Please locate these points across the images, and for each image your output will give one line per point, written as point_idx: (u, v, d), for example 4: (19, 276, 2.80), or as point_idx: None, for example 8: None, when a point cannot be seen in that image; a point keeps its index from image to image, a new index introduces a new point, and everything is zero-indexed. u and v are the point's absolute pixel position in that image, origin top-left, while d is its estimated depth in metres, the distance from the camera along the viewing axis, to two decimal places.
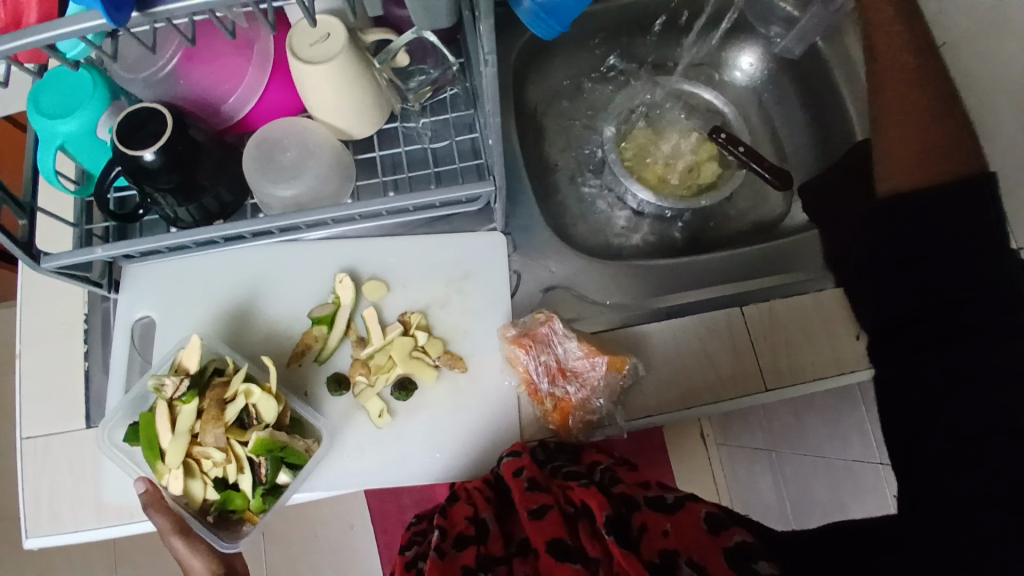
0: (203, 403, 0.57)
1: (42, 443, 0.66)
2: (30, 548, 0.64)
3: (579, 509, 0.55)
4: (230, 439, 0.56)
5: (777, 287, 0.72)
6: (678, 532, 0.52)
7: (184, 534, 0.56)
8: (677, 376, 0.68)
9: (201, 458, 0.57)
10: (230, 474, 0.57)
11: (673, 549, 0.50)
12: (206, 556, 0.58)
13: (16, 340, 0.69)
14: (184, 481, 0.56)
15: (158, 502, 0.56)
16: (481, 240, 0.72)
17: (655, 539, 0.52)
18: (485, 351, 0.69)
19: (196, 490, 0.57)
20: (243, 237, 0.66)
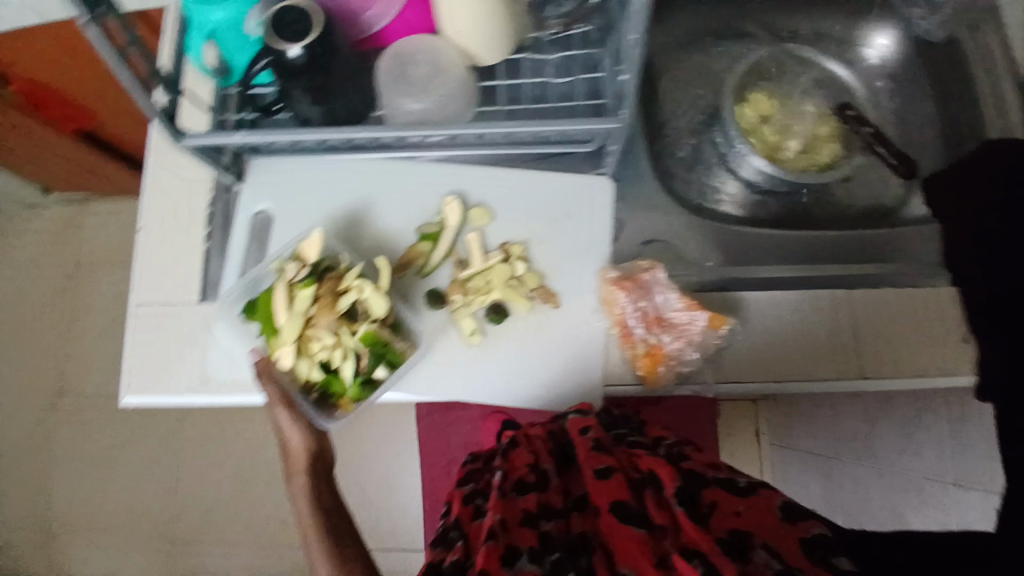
0: (319, 290, 0.61)
1: (153, 311, 0.70)
2: (125, 406, 0.69)
3: (647, 477, 0.57)
4: (340, 327, 0.61)
5: (895, 275, 0.69)
6: (751, 514, 0.51)
7: (289, 407, 0.61)
8: (770, 346, 0.68)
9: (311, 341, 0.60)
10: (335, 361, 0.61)
11: (745, 529, 0.50)
12: (304, 434, 0.62)
13: (139, 215, 0.72)
14: (294, 359, 0.60)
15: (269, 372, 0.60)
16: (589, 183, 0.71)
17: (726, 519, 0.51)
18: (579, 291, 0.69)
19: (302, 368, 0.61)
20: (361, 139, 0.66)
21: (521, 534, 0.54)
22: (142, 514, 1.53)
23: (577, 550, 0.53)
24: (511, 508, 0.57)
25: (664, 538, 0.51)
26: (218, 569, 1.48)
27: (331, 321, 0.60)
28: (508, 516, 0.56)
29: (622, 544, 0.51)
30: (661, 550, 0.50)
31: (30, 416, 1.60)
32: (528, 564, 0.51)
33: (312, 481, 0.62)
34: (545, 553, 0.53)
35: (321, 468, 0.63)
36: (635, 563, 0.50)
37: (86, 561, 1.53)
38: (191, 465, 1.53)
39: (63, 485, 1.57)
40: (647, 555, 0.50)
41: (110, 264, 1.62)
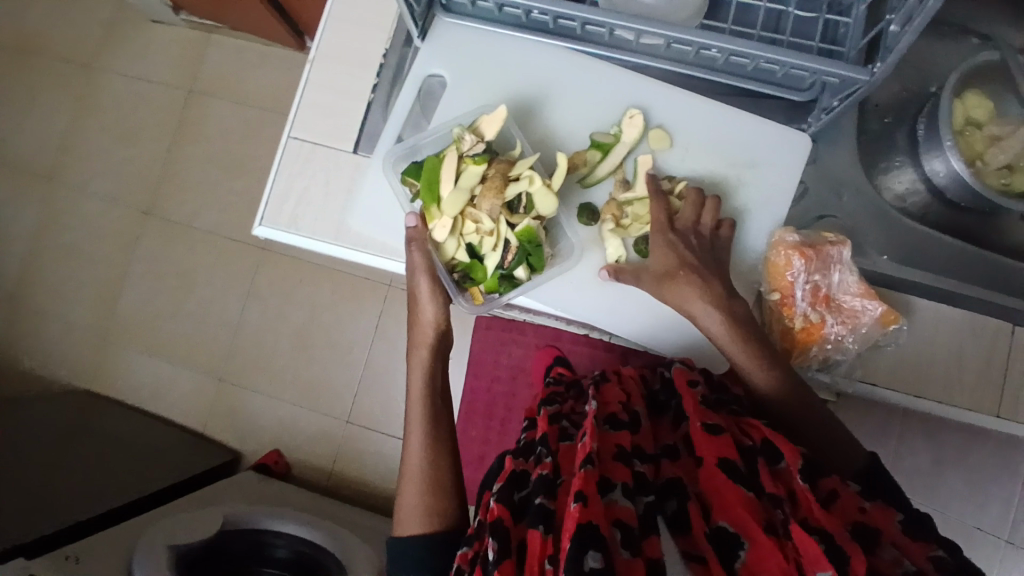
0: (488, 171, 0.59)
1: (306, 148, 0.69)
2: (256, 235, 0.70)
3: (759, 445, 0.53)
4: (500, 215, 0.59)
5: None
6: (873, 514, 0.48)
7: (430, 277, 0.62)
8: (918, 359, 0.64)
9: (468, 220, 0.60)
10: (480, 245, 0.61)
11: (868, 525, 0.47)
12: (436, 306, 0.63)
13: (310, 46, 0.70)
14: (447, 234, 0.60)
15: (422, 241, 0.60)
16: (783, 136, 0.66)
17: (848, 509, 0.48)
18: (740, 246, 0.66)
19: (450, 244, 0.61)
20: (572, 19, 0.62)
21: (616, 468, 0.51)
22: (199, 344, 1.59)
23: (668, 493, 0.50)
24: (605, 441, 0.54)
25: (778, 506, 0.47)
26: (256, 415, 1.55)
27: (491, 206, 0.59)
28: (604, 448, 0.53)
29: (722, 498, 0.49)
30: (773, 518, 0.47)
31: (114, 224, 1.65)
32: (622, 497, 0.48)
33: (431, 357, 0.66)
34: (640, 492, 0.50)
35: (441, 348, 0.67)
36: (735, 516, 0.47)
37: (139, 372, 1.61)
38: (253, 313, 1.57)
39: (132, 297, 1.63)
40: (752, 513, 0.46)
41: (217, 97, 1.61)
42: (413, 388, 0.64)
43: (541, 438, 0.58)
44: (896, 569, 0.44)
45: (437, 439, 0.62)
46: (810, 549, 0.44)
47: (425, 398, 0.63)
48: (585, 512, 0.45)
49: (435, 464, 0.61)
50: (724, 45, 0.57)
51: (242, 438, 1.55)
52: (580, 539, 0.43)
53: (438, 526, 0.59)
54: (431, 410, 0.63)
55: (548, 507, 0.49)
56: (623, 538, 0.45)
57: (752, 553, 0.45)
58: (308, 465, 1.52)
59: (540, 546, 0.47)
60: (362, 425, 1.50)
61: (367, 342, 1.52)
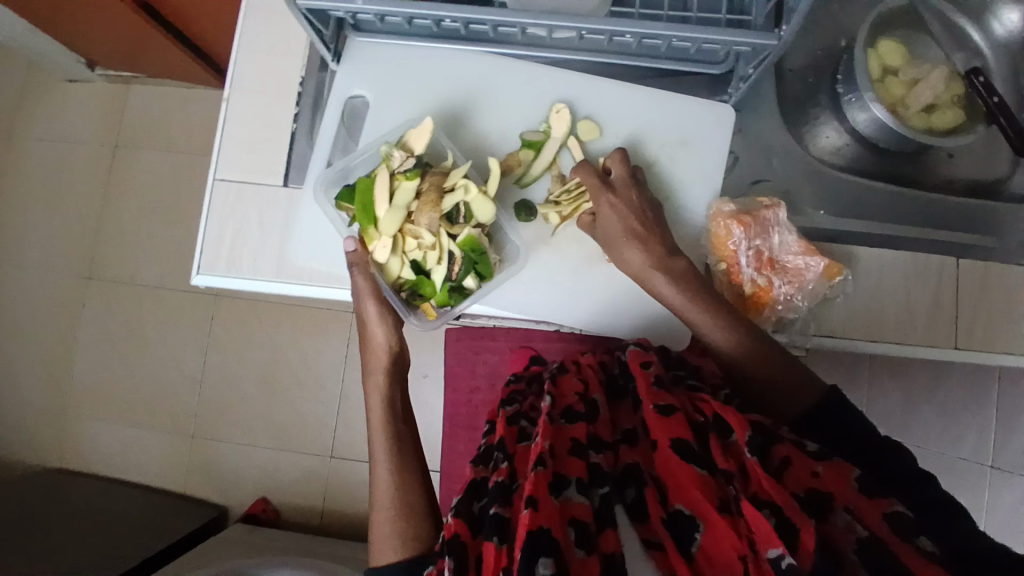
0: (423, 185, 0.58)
1: (234, 188, 0.67)
2: (195, 286, 0.67)
3: (710, 420, 0.53)
4: (440, 228, 0.59)
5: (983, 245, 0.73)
6: (827, 477, 0.47)
7: (378, 300, 0.61)
8: (869, 306, 0.65)
9: (408, 237, 0.59)
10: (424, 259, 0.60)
11: (822, 491, 0.46)
12: (388, 329, 0.63)
13: (224, 83, 0.68)
14: (388, 254, 0.59)
15: (364, 265, 0.59)
16: (707, 109, 0.67)
17: (801, 477, 0.48)
18: (683, 223, 0.66)
19: (393, 263, 0.60)
20: (482, 23, 0.62)
21: (571, 464, 0.52)
22: (164, 403, 1.54)
23: (626, 481, 0.52)
24: (560, 436, 0.55)
25: (731, 482, 0.48)
26: (235, 466, 1.51)
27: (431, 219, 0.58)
28: (558, 443, 0.54)
29: (678, 481, 0.49)
30: (726, 495, 0.47)
31: (56, 294, 1.59)
32: (577, 494, 0.48)
33: (388, 382, 0.64)
34: (596, 485, 0.50)
35: (397, 370, 0.65)
36: (692, 498, 0.48)
37: (106, 442, 1.55)
38: (216, 362, 1.53)
39: (87, 365, 1.57)
40: (706, 492, 0.47)
41: (145, 148, 1.56)
42: (377, 415, 0.62)
43: (497, 443, 0.57)
44: (850, 535, 0.43)
45: (404, 464, 0.60)
46: (760, 524, 0.43)
47: (386, 422, 0.62)
48: (535, 517, 0.44)
49: (403, 488, 0.59)
50: (632, 29, 0.57)
51: (224, 491, 1.51)
52: (531, 546, 0.42)
53: (415, 550, 0.56)
54: (400, 434, 0.62)
55: (503, 514, 0.48)
56: (577, 537, 0.45)
57: (707, 535, 0.45)
58: (296, 507, 1.48)
59: (494, 557, 0.45)
60: (346, 458, 1.48)
61: (339, 374, 1.49)
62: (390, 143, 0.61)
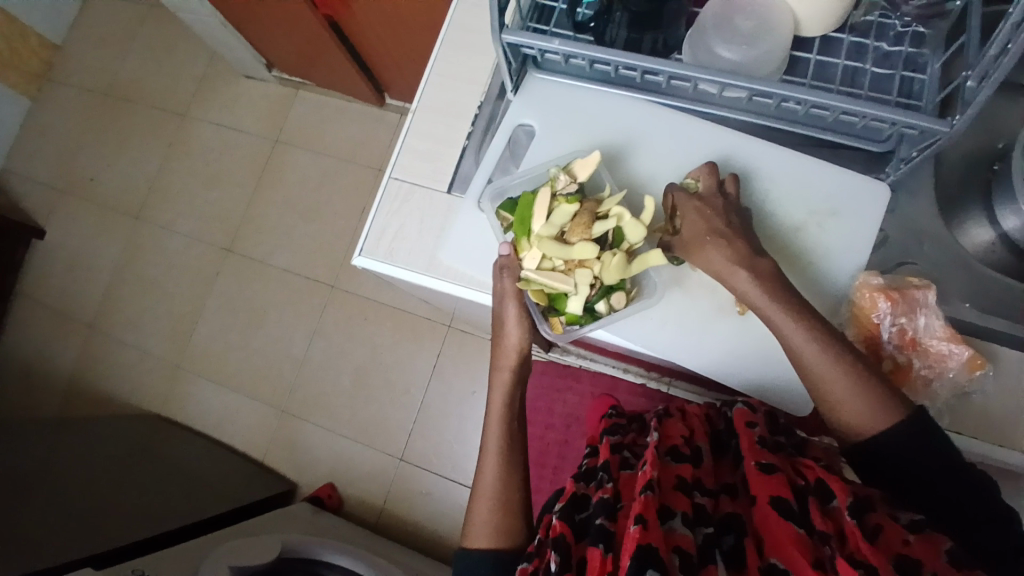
0: (580, 209, 0.63)
1: (405, 187, 0.75)
2: (354, 265, 0.75)
3: (812, 484, 0.53)
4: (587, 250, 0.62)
5: None
6: (919, 547, 0.47)
7: (518, 300, 0.66)
8: (1009, 409, 0.63)
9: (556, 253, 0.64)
10: (560, 272, 0.64)
11: (912, 559, 0.46)
12: (522, 332, 0.67)
13: (413, 98, 0.78)
14: (536, 263, 0.64)
15: (513, 268, 0.65)
16: (863, 183, 0.68)
17: (891, 543, 0.47)
18: (829, 292, 0.66)
19: (533, 276, 0.63)
20: (658, 74, 0.67)
21: (675, 498, 0.51)
22: (264, 376, 1.66)
23: (726, 527, 0.50)
24: (665, 471, 0.55)
25: (826, 542, 0.47)
26: (313, 447, 1.59)
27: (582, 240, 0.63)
28: (664, 477, 0.54)
29: (775, 537, 0.48)
30: (821, 555, 0.46)
31: (196, 260, 1.77)
32: (681, 526, 0.48)
33: (512, 380, 0.68)
34: (700, 523, 0.50)
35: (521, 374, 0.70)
36: (788, 554, 0.46)
37: (206, 398, 1.69)
38: (318, 348, 1.64)
39: (207, 328, 1.73)
40: (803, 550, 0.46)
41: (299, 145, 1.74)
42: (493, 412, 0.67)
43: (602, 464, 0.59)
44: None
45: (511, 463, 0.64)
46: None
47: (503, 420, 0.66)
48: (644, 534, 0.45)
49: (505, 483, 0.62)
50: (806, 98, 0.60)
51: (299, 470, 1.59)
52: (640, 559, 0.43)
53: (506, 543, 0.60)
54: (510, 433, 0.65)
55: (608, 527, 0.49)
56: (680, 564, 0.45)
57: None
58: (360, 501, 1.53)
59: (600, 563, 0.47)
60: (415, 464, 1.52)
61: (424, 381, 1.55)
62: (558, 168, 0.67)
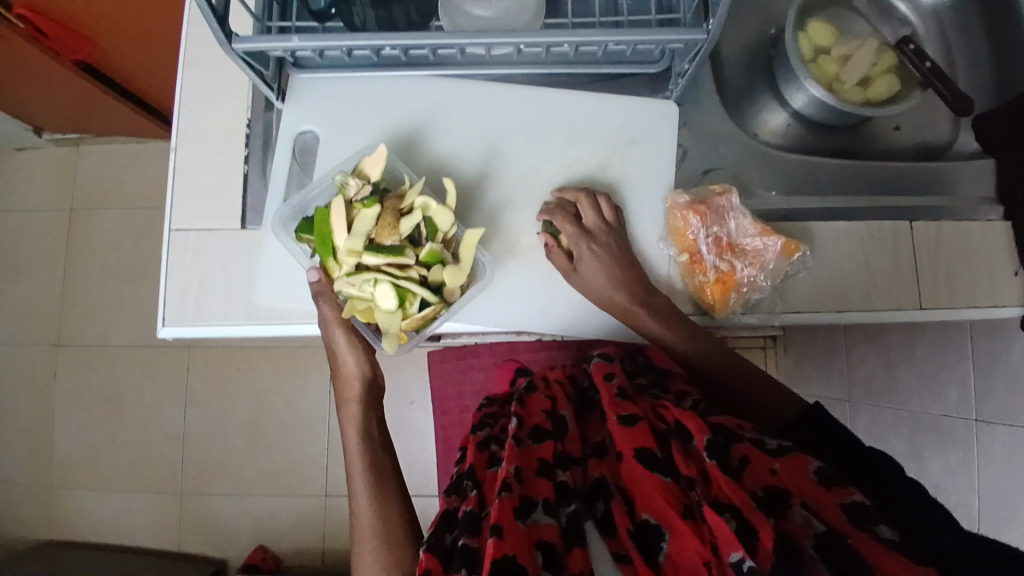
0: (382, 210, 0.59)
1: (191, 236, 0.67)
2: (162, 337, 0.67)
3: (671, 426, 0.54)
4: (405, 249, 0.58)
5: (934, 205, 0.73)
6: (786, 473, 0.48)
7: (346, 328, 0.64)
8: (835, 278, 0.68)
9: (371, 262, 0.58)
10: (370, 285, 0.59)
11: (779, 486, 0.47)
12: (357, 356, 0.67)
13: (170, 134, 0.69)
14: (352, 278, 0.58)
15: (329, 291, 0.62)
16: (652, 106, 0.69)
17: (759, 474, 0.48)
18: (649, 221, 0.68)
19: (352, 291, 0.59)
20: (421, 48, 0.63)
21: (538, 486, 0.52)
22: (148, 462, 1.51)
23: (595, 497, 0.52)
24: (527, 457, 0.56)
25: (693, 488, 0.48)
26: (228, 517, 1.48)
27: (386, 246, 0.58)
28: (524, 465, 0.54)
29: (643, 491, 0.49)
30: (689, 502, 0.47)
31: (24, 366, 1.54)
32: (544, 516, 0.48)
33: (363, 410, 0.68)
34: (562, 504, 0.51)
35: (371, 397, 0.70)
36: (658, 508, 0.47)
37: (89, 508, 1.51)
38: (196, 416, 1.50)
39: (63, 434, 1.53)
40: (669, 501, 0.47)
41: (103, 207, 1.54)
42: (351, 445, 0.66)
43: (468, 472, 0.58)
44: (808, 530, 0.43)
45: (383, 487, 0.63)
46: (722, 528, 0.43)
47: (362, 451, 0.65)
48: (500, 544, 0.44)
49: (383, 508, 0.61)
50: (568, 39, 0.58)
51: (220, 545, 1.47)
52: (496, 575, 0.42)
53: (397, 574, 0.57)
54: (371, 462, 0.64)
55: (471, 545, 0.48)
56: (544, 560, 0.45)
57: (673, 543, 0.44)
58: (296, 552, 1.45)
59: None
60: (342, 495, 1.46)
61: (325, 410, 1.47)
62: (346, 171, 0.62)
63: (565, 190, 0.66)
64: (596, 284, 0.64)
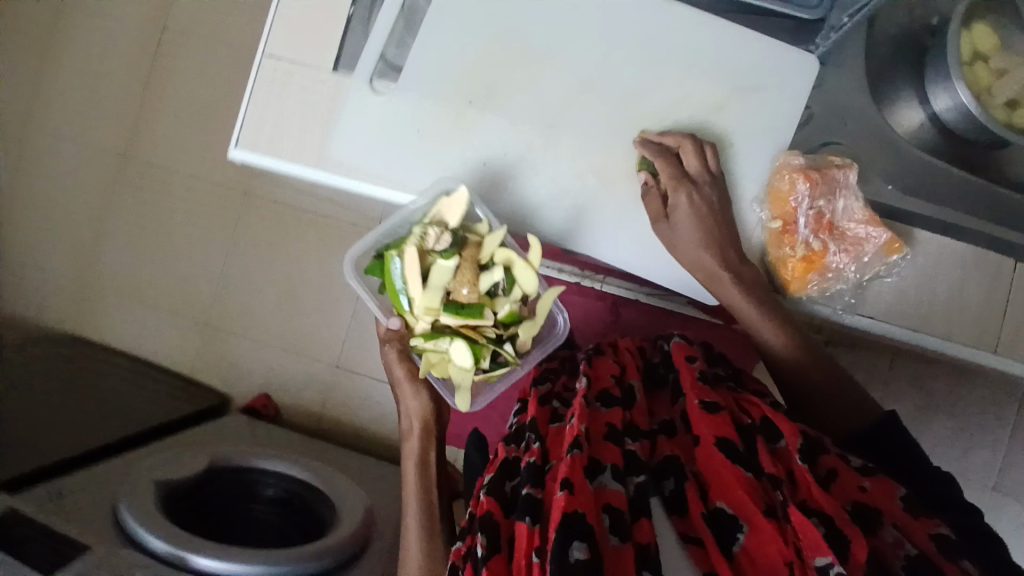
0: (460, 264, 0.63)
1: (282, 67, 0.65)
2: (232, 159, 0.66)
3: (757, 422, 0.56)
4: (482, 312, 0.65)
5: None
6: (874, 492, 0.51)
7: (411, 379, 0.71)
8: (922, 294, 0.62)
9: (446, 323, 0.65)
10: (443, 341, 0.65)
11: (868, 504, 0.50)
12: (421, 400, 0.72)
13: None
14: (428, 334, 0.65)
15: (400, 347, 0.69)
16: (790, 57, 0.64)
17: (846, 488, 0.51)
18: (748, 177, 0.63)
19: (427, 348, 0.66)
20: None
21: (606, 450, 0.54)
22: (181, 290, 1.57)
23: (665, 474, 0.54)
24: (595, 421, 0.57)
25: (778, 487, 0.50)
26: (242, 360, 1.54)
27: (462, 305, 0.64)
28: (594, 429, 0.56)
29: (721, 478, 0.51)
30: (772, 500, 0.50)
31: (90, 170, 1.59)
32: (611, 481, 0.51)
33: (421, 446, 0.74)
34: (631, 472, 0.53)
35: (432, 435, 0.75)
36: (736, 499, 0.49)
37: (122, 317, 1.59)
38: (235, 260, 1.54)
39: (113, 243, 1.59)
40: (750, 495, 0.49)
41: (192, 35, 1.53)
42: (409, 486, 0.73)
43: (530, 423, 0.60)
44: (900, 552, 0.47)
45: (431, 534, 0.71)
46: (810, 534, 0.47)
47: (419, 492, 0.72)
48: (570, 501, 0.48)
49: (430, 544, 0.70)
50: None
51: (230, 383, 1.55)
52: (568, 530, 0.46)
53: None
54: (424, 501, 0.72)
55: (535, 496, 0.52)
56: (611, 524, 0.48)
57: (750, 537, 0.47)
58: (297, 409, 1.52)
59: (528, 538, 0.49)
60: (351, 371, 1.50)
61: (355, 288, 1.49)
62: (422, 215, 0.64)
63: (667, 135, 0.62)
64: (684, 242, 0.61)
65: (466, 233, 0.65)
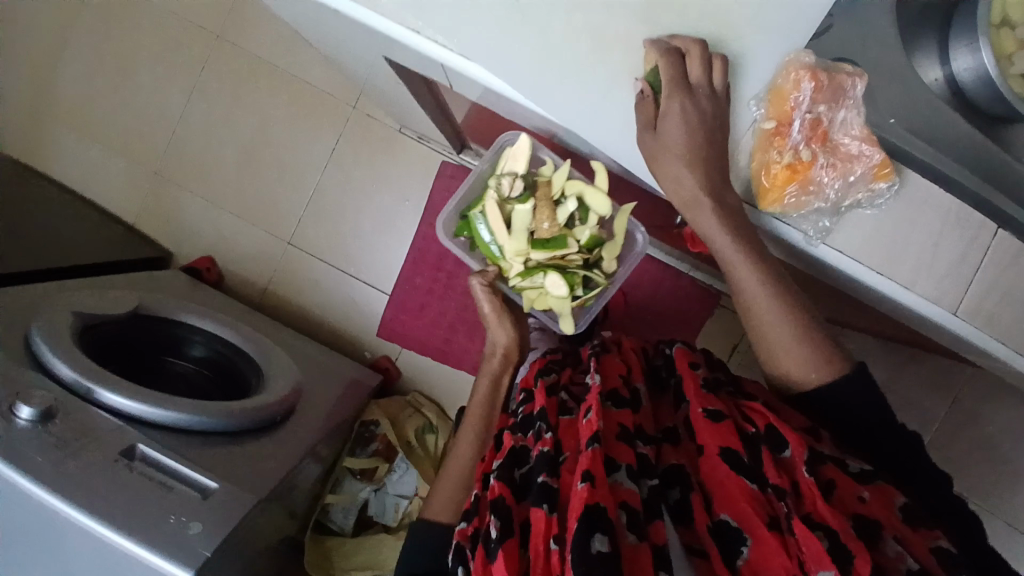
0: (538, 201, 0.79)
1: None
2: None
3: (761, 431, 0.59)
4: (564, 235, 0.80)
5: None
6: (873, 503, 0.54)
7: (497, 313, 0.86)
8: (892, 239, 0.57)
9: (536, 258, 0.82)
10: (540, 277, 0.83)
11: (868, 515, 0.53)
12: (508, 333, 0.86)
13: None
14: (522, 268, 0.83)
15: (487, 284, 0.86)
16: None
17: (848, 500, 0.54)
18: (751, 69, 0.56)
19: (524, 284, 0.85)
20: None
21: (620, 449, 0.57)
22: (136, 132, 1.46)
23: (672, 483, 0.58)
24: (608, 420, 0.60)
25: (783, 499, 0.53)
26: (191, 218, 1.46)
27: (546, 240, 0.80)
28: (607, 427, 0.59)
29: (725, 490, 0.54)
30: (776, 512, 0.53)
31: None
32: (625, 479, 0.54)
33: (496, 370, 0.85)
34: (645, 476, 0.57)
35: (500, 368, 0.85)
36: (740, 511, 0.52)
37: (68, 148, 1.47)
38: (198, 109, 1.43)
39: (69, 66, 1.46)
40: (757, 510, 0.52)
41: None
42: (475, 400, 0.82)
43: (540, 413, 0.64)
44: (902, 565, 0.50)
45: (476, 455, 0.77)
46: (813, 546, 0.49)
47: (477, 417, 0.80)
48: (591, 493, 0.51)
49: (469, 457, 0.76)
50: None
51: (175, 240, 1.47)
52: (589, 523, 0.49)
53: (454, 516, 0.70)
54: (477, 429, 0.79)
55: (550, 484, 0.55)
56: (627, 521, 0.51)
57: (754, 550, 0.50)
58: (242, 280, 1.46)
59: (546, 525, 0.52)
60: (304, 251, 1.43)
61: (321, 165, 1.41)
62: (499, 170, 0.82)
63: (677, 37, 0.54)
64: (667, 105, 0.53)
65: (536, 176, 0.82)
